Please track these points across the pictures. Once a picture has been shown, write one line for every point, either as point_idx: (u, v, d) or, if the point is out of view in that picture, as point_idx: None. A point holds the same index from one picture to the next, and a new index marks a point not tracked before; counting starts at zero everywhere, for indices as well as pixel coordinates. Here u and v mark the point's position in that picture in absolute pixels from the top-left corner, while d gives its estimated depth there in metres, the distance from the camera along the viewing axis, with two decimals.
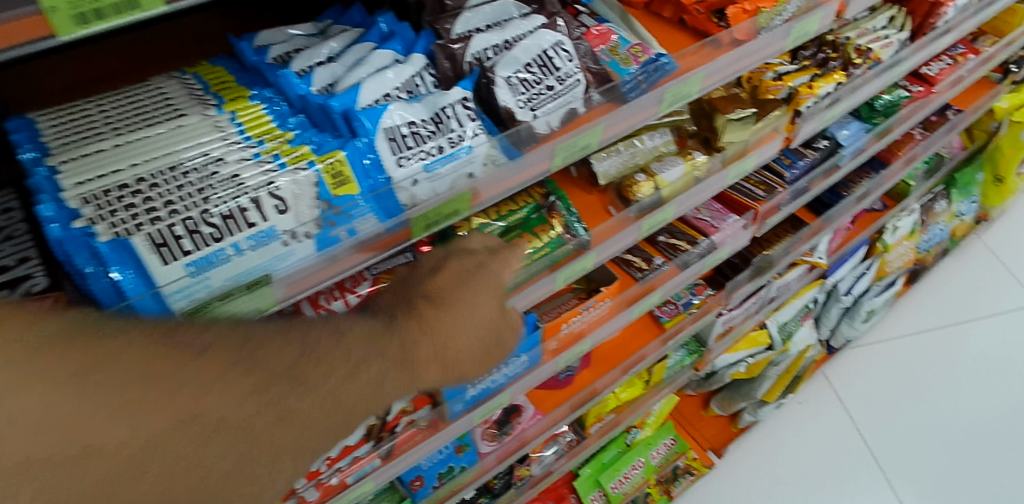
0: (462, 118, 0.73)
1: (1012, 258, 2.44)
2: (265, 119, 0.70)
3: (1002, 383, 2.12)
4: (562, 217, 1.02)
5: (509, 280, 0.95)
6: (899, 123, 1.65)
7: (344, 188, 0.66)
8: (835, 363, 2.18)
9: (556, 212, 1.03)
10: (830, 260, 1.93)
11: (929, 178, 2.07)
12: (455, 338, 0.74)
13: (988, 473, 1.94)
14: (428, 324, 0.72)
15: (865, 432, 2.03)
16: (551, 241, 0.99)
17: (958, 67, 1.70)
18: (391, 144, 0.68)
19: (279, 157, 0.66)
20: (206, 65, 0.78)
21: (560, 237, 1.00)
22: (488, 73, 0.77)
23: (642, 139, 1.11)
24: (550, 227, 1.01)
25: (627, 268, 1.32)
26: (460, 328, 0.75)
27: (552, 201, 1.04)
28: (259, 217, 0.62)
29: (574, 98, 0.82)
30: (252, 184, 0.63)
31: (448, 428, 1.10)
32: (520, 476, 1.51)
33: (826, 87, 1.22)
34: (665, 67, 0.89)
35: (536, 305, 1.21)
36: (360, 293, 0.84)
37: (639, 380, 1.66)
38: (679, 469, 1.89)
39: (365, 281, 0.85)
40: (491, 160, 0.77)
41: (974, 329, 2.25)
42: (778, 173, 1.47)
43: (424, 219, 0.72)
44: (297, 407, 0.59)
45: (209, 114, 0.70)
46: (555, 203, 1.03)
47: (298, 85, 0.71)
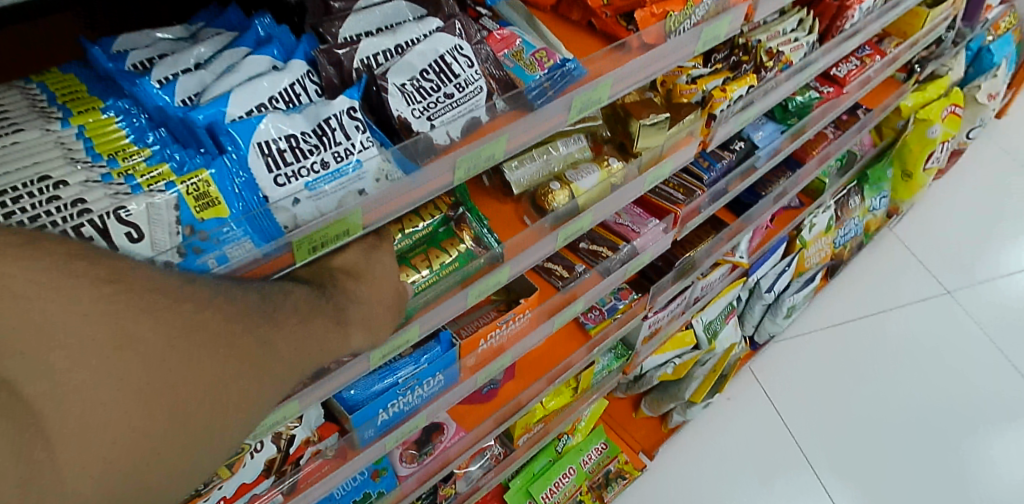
0: (349, 130, 0.67)
1: (922, 250, 2.54)
2: (120, 135, 0.63)
3: (916, 371, 2.20)
4: (472, 228, 0.97)
5: (416, 300, 0.90)
6: (812, 123, 1.68)
7: (210, 211, 0.60)
8: (760, 359, 2.21)
9: (465, 224, 0.97)
10: (751, 258, 1.95)
11: (842, 175, 2.12)
12: (380, 308, 0.73)
13: (905, 458, 2.01)
14: (360, 289, 0.70)
15: (790, 424, 2.07)
16: (460, 255, 0.94)
17: (865, 68, 1.74)
18: (266, 159, 0.62)
19: (132, 178, 0.59)
20: (57, 72, 0.70)
21: (470, 250, 0.96)
22: (377, 81, 0.71)
23: (556, 145, 1.07)
24: (458, 240, 0.96)
25: (547, 277, 1.27)
26: (385, 297, 0.74)
27: (460, 211, 0.98)
28: (106, 247, 0.55)
29: (475, 106, 0.76)
30: (98, 209, 0.55)
31: (359, 456, 1.03)
32: (446, 495, 1.46)
33: (739, 91, 1.21)
34: (573, 72, 0.85)
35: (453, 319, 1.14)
36: None
37: (567, 388, 1.63)
38: (611, 473, 1.86)
39: None
40: (383, 176, 0.70)
41: (889, 319, 2.32)
42: (696, 176, 1.47)
43: (308, 241, 0.65)
44: (267, 345, 0.57)
45: (51, 128, 0.62)
46: (464, 214, 0.98)
47: (158, 95, 0.64)
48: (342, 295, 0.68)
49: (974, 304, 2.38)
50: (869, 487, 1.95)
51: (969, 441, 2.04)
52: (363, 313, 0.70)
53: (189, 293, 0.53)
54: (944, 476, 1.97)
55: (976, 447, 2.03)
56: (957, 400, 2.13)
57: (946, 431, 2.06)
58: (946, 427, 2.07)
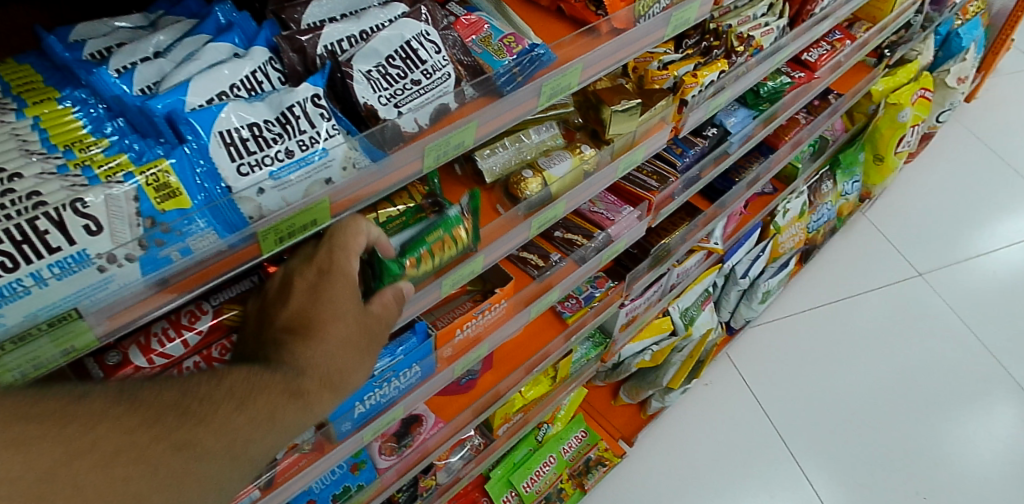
0: (314, 118, 0.66)
1: (894, 234, 2.58)
2: (76, 126, 0.61)
3: (889, 353, 2.23)
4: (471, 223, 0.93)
5: None
6: (784, 108, 1.69)
7: (172, 202, 0.58)
8: (736, 344, 2.23)
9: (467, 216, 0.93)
10: (726, 245, 1.96)
11: (815, 160, 2.15)
12: (342, 364, 0.70)
13: (881, 439, 2.04)
14: (311, 358, 0.67)
15: (768, 409, 2.09)
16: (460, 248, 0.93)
17: (836, 53, 1.76)
18: (228, 149, 0.61)
19: (89, 170, 0.57)
20: (10, 62, 0.67)
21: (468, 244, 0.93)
22: (342, 68, 0.70)
23: (527, 133, 1.07)
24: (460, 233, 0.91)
25: (523, 266, 1.26)
26: (346, 350, 0.71)
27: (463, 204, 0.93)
28: (63, 239, 0.53)
29: (444, 92, 0.76)
30: (54, 200, 0.53)
31: (336, 449, 1.03)
32: (426, 487, 1.45)
33: (710, 76, 1.22)
34: (542, 58, 0.84)
35: (427, 311, 1.13)
36: (199, 330, 0.74)
37: (545, 377, 1.63)
38: (591, 461, 1.87)
39: (204, 316, 0.75)
40: (350, 164, 0.69)
41: (862, 302, 2.36)
42: (669, 162, 1.47)
43: (274, 232, 0.64)
44: (188, 444, 0.55)
45: (5, 120, 0.60)
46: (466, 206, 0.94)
47: (116, 85, 0.63)
48: (290, 369, 0.65)
49: (944, 285, 2.42)
50: (845, 467, 1.99)
51: (940, 419, 2.09)
52: (318, 382, 0.67)
53: (87, 400, 0.53)
54: (917, 455, 2.01)
55: (947, 425, 2.08)
56: (929, 380, 2.18)
57: (919, 411, 2.10)
58: (919, 407, 2.11)
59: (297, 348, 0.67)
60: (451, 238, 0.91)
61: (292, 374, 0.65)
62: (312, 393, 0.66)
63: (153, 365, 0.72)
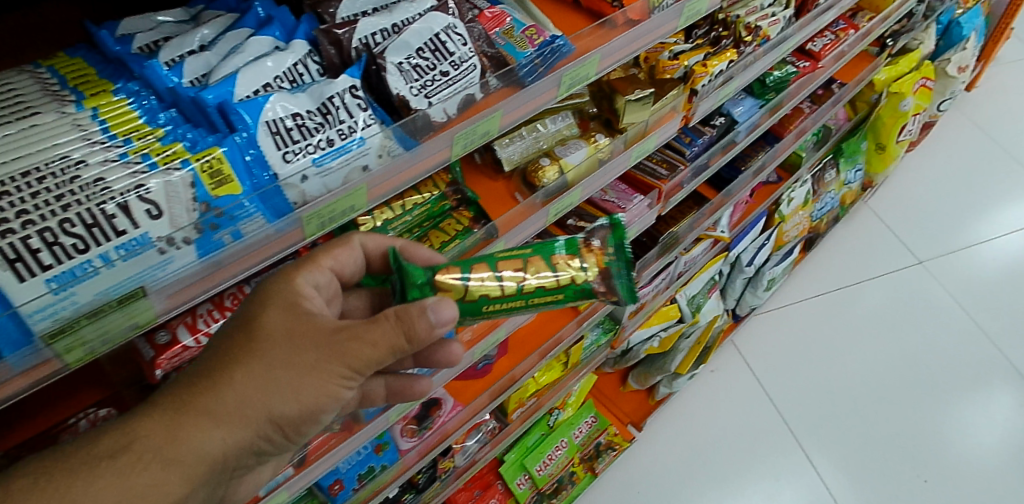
0: (352, 108, 0.69)
1: (897, 222, 2.61)
2: (132, 116, 0.66)
3: (891, 338, 2.28)
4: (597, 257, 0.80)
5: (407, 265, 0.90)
6: (789, 97, 1.72)
7: (224, 187, 0.62)
8: (742, 330, 2.27)
9: (592, 247, 0.81)
10: (732, 233, 2.00)
11: (818, 149, 2.18)
12: (274, 390, 0.66)
13: (883, 423, 2.09)
14: (223, 388, 0.65)
15: (773, 394, 2.13)
16: (565, 286, 0.79)
17: (840, 42, 1.79)
18: (275, 138, 0.65)
19: (148, 156, 0.61)
20: (63, 56, 0.72)
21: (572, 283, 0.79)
22: (377, 60, 0.74)
23: (544, 123, 1.11)
24: (570, 264, 0.79)
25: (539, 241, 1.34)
26: (278, 376, 0.66)
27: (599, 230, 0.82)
28: (128, 223, 0.58)
29: (470, 83, 0.79)
30: (119, 187, 0.58)
31: (364, 429, 1.05)
32: (444, 469, 1.49)
33: (719, 66, 1.25)
34: (562, 49, 0.87)
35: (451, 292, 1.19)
36: None
37: (558, 363, 1.66)
38: (602, 445, 1.91)
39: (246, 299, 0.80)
40: (385, 152, 0.72)
41: (866, 289, 2.40)
42: (678, 151, 1.50)
43: (318, 217, 0.67)
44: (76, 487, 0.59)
45: (66, 111, 0.65)
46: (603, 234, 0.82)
47: (167, 77, 0.67)
48: (199, 401, 0.65)
49: (945, 273, 2.46)
50: (847, 451, 2.03)
51: (940, 404, 2.13)
52: (234, 410, 0.65)
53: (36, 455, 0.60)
54: (918, 438, 2.06)
55: (947, 409, 2.12)
56: (929, 365, 2.22)
57: (919, 395, 2.15)
58: (919, 391, 2.16)
59: (213, 373, 0.66)
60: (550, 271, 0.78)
61: (195, 404, 0.64)
62: (225, 421, 0.65)
63: (200, 344, 0.76)
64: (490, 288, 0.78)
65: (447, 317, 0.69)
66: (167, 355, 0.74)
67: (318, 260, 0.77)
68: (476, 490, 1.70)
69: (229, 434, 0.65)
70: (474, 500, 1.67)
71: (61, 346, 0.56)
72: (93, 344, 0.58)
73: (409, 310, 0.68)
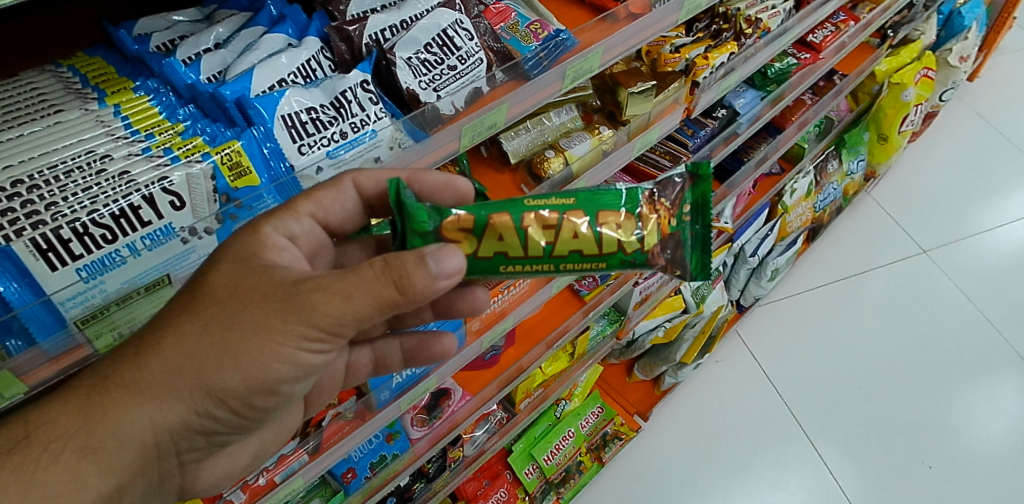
0: (363, 102, 0.72)
1: (900, 213, 2.62)
2: (152, 112, 0.68)
3: (895, 327, 2.29)
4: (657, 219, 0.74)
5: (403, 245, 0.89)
6: (790, 89, 1.73)
7: (243, 179, 0.65)
8: (746, 321, 2.29)
9: (654, 206, 0.75)
10: (735, 225, 2.01)
11: (820, 140, 2.20)
12: (211, 357, 0.61)
13: (887, 411, 2.10)
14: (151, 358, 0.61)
15: (778, 384, 2.15)
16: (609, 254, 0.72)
17: (840, 33, 1.80)
18: (290, 131, 0.67)
19: (169, 151, 0.64)
20: (83, 56, 0.75)
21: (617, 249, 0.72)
22: (387, 55, 0.77)
23: (549, 116, 1.14)
24: (620, 225, 0.72)
25: None
26: (214, 343, 0.61)
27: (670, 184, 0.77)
28: (153, 214, 0.60)
29: (477, 77, 0.81)
30: (144, 180, 0.60)
31: (376, 417, 1.06)
32: (454, 458, 1.51)
33: (720, 58, 1.27)
34: (566, 42, 0.89)
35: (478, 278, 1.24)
36: None
37: (563, 353, 1.69)
38: (608, 435, 1.94)
39: None
40: (396, 144, 0.75)
41: (870, 279, 2.41)
42: (680, 143, 1.52)
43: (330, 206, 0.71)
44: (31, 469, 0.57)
45: (89, 108, 0.68)
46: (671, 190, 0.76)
47: (185, 74, 0.70)
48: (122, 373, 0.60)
49: (949, 262, 2.47)
50: (852, 439, 2.05)
51: (944, 391, 2.15)
52: (160, 383, 0.61)
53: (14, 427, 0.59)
54: (922, 426, 2.08)
55: (951, 396, 2.14)
56: (933, 354, 2.23)
57: (923, 383, 2.17)
58: (923, 379, 2.17)
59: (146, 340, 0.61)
60: (590, 231, 0.71)
61: (114, 379, 0.60)
62: (152, 395, 0.61)
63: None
64: (511, 243, 0.70)
65: (454, 268, 0.61)
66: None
67: (295, 205, 0.68)
68: (485, 480, 1.74)
69: (157, 410, 0.61)
70: (482, 489, 1.71)
71: (92, 331, 0.60)
72: (121, 329, 0.63)
73: (403, 258, 0.59)
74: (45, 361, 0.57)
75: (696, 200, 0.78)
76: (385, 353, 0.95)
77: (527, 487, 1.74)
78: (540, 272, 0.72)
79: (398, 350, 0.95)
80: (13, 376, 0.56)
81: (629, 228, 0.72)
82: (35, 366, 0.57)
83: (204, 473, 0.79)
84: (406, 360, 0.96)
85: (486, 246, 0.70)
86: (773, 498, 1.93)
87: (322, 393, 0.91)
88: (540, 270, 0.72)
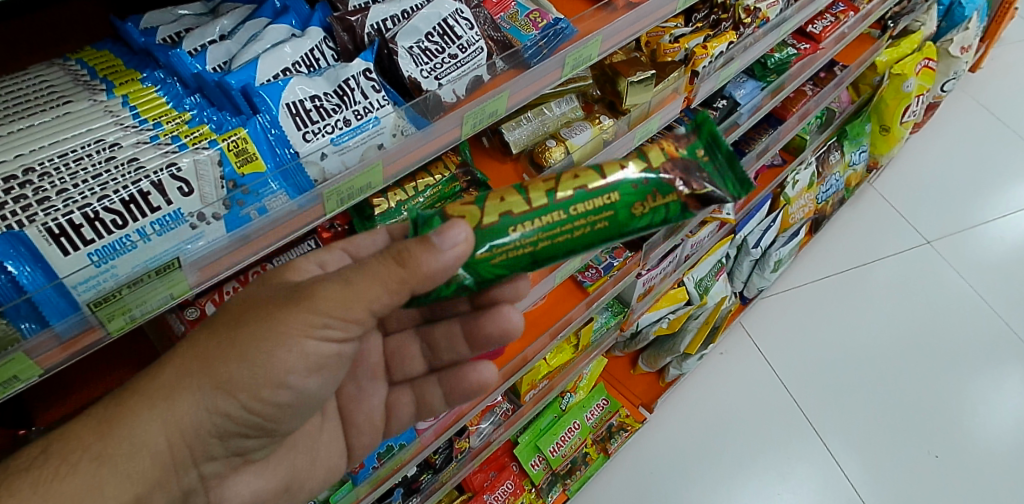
0: (366, 90, 0.74)
1: (904, 204, 2.62)
2: (160, 102, 0.70)
3: (899, 318, 2.29)
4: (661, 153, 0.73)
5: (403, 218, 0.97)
6: (791, 79, 1.73)
7: (250, 165, 0.67)
8: (750, 312, 2.30)
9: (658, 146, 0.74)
10: (738, 216, 2.01)
11: (823, 132, 2.22)
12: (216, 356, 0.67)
13: (892, 401, 2.11)
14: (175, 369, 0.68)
15: (782, 375, 2.16)
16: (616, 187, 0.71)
17: (840, 24, 1.81)
18: (294, 119, 0.69)
19: (177, 138, 0.66)
20: (90, 50, 0.77)
21: (621, 181, 0.71)
22: (388, 44, 0.78)
23: (549, 106, 1.15)
24: (620, 165, 0.72)
25: None
26: (224, 349, 0.67)
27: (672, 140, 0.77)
28: (162, 199, 0.62)
29: (478, 65, 0.82)
30: (152, 166, 0.62)
31: None
32: (460, 449, 1.51)
33: (719, 47, 1.27)
34: (565, 31, 0.91)
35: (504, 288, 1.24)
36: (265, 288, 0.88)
37: (568, 345, 1.68)
38: (613, 427, 1.94)
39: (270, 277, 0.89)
40: (399, 131, 0.76)
41: (874, 270, 2.42)
42: (681, 134, 1.53)
43: (337, 193, 0.71)
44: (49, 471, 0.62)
45: (98, 99, 0.70)
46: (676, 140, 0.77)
47: (191, 64, 0.72)
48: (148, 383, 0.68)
49: (953, 253, 2.47)
50: (857, 430, 2.06)
51: (950, 381, 2.15)
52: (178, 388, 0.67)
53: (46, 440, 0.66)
54: (926, 416, 2.08)
55: (957, 387, 2.14)
56: (938, 345, 2.23)
57: (928, 374, 2.17)
58: (929, 370, 2.18)
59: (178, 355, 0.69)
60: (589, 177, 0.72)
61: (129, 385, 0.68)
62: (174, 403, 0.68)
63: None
64: (513, 201, 0.71)
65: (455, 239, 0.64)
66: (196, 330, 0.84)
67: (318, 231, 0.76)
68: (491, 471, 1.74)
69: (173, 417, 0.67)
70: (489, 481, 1.72)
71: (104, 313, 0.60)
72: (134, 312, 0.63)
73: (405, 242, 0.64)
74: (55, 344, 0.59)
75: (705, 145, 0.74)
76: (425, 391, 1.00)
77: (533, 478, 1.76)
78: (551, 221, 0.70)
79: (436, 385, 1.00)
80: (29, 360, 0.58)
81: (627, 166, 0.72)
82: (47, 350, 0.59)
83: (229, 494, 0.81)
84: (445, 393, 1.00)
85: (489, 208, 0.72)
86: (780, 489, 1.93)
87: (361, 432, 0.97)
88: (551, 218, 0.70)
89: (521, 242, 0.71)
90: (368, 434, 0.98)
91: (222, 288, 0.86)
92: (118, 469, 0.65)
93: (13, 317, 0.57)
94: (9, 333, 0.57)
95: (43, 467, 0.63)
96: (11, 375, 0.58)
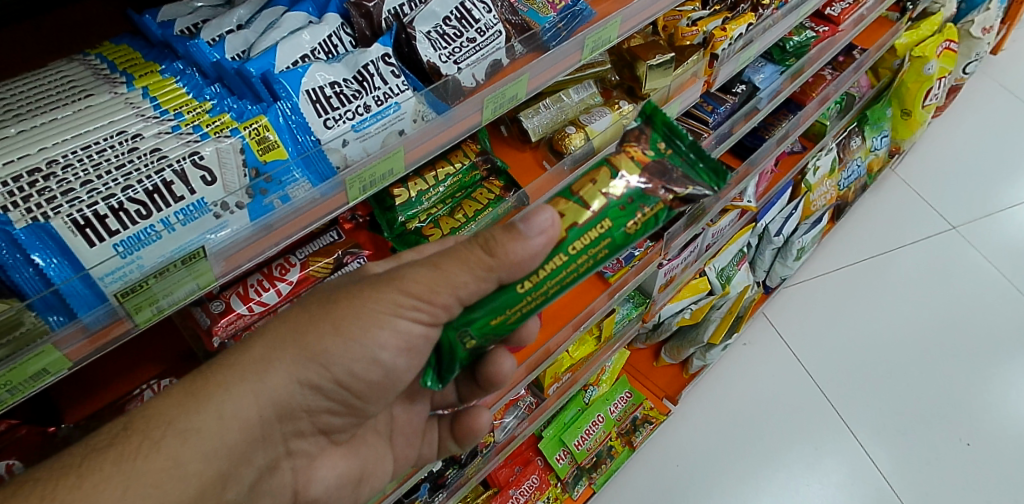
0: (386, 75, 0.73)
1: (927, 189, 2.57)
2: (181, 93, 0.70)
3: (925, 306, 2.25)
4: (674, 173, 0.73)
5: (425, 206, 0.97)
6: (810, 63, 1.70)
7: (272, 153, 0.67)
8: (773, 302, 2.26)
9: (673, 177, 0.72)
10: (759, 203, 1.96)
11: (842, 117, 2.15)
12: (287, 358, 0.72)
13: (922, 389, 2.07)
14: (256, 339, 0.73)
15: (808, 365, 2.12)
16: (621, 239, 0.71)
17: (858, 6, 1.77)
18: (315, 106, 0.69)
19: (199, 128, 0.65)
20: (109, 45, 0.77)
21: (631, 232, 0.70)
22: (406, 29, 0.78)
23: (568, 93, 1.14)
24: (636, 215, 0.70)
25: None
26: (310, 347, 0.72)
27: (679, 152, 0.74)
28: (186, 189, 0.61)
29: (497, 48, 0.82)
30: (175, 155, 0.62)
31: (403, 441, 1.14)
32: (486, 444, 1.49)
33: (739, 29, 1.23)
34: (583, 13, 0.89)
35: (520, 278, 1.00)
36: (289, 281, 0.89)
37: (590, 337, 1.63)
38: (638, 419, 1.92)
39: (293, 269, 0.90)
40: (419, 117, 0.75)
41: (898, 257, 2.37)
42: (701, 120, 1.49)
43: (359, 180, 0.71)
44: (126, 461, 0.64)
45: (119, 92, 0.70)
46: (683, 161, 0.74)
47: (210, 53, 0.73)
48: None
49: (979, 238, 2.42)
50: (886, 419, 2.01)
51: (981, 368, 2.11)
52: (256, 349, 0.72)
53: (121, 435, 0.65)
54: (957, 403, 2.04)
55: (988, 374, 2.10)
56: (967, 333, 2.18)
57: (958, 362, 2.12)
58: (957, 357, 2.13)
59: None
60: (573, 208, 0.70)
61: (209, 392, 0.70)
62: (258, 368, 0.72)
63: (253, 312, 0.86)
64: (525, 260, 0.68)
65: (542, 226, 0.66)
66: (224, 321, 0.84)
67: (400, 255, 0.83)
68: (516, 466, 1.72)
69: (269, 380, 0.72)
70: (514, 476, 1.70)
71: (132, 304, 0.60)
72: (160, 303, 0.62)
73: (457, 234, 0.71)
74: (83, 336, 0.59)
75: (666, 132, 0.74)
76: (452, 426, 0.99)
77: (559, 473, 1.74)
78: (557, 270, 0.69)
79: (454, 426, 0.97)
80: (58, 352, 0.58)
81: (607, 180, 0.71)
82: (76, 343, 0.59)
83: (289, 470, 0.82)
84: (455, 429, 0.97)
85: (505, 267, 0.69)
86: (809, 480, 1.90)
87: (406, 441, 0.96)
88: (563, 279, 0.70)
89: (531, 296, 0.69)
90: (414, 451, 0.98)
91: (247, 282, 0.87)
92: (203, 442, 0.68)
93: (42, 309, 0.57)
94: (38, 325, 0.57)
95: (127, 443, 0.65)
96: (41, 368, 0.58)
